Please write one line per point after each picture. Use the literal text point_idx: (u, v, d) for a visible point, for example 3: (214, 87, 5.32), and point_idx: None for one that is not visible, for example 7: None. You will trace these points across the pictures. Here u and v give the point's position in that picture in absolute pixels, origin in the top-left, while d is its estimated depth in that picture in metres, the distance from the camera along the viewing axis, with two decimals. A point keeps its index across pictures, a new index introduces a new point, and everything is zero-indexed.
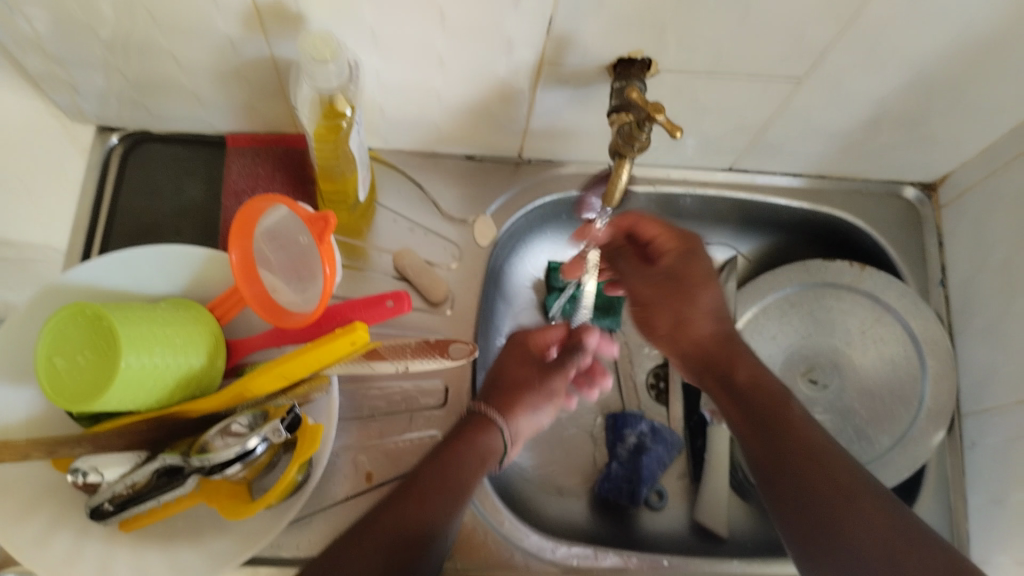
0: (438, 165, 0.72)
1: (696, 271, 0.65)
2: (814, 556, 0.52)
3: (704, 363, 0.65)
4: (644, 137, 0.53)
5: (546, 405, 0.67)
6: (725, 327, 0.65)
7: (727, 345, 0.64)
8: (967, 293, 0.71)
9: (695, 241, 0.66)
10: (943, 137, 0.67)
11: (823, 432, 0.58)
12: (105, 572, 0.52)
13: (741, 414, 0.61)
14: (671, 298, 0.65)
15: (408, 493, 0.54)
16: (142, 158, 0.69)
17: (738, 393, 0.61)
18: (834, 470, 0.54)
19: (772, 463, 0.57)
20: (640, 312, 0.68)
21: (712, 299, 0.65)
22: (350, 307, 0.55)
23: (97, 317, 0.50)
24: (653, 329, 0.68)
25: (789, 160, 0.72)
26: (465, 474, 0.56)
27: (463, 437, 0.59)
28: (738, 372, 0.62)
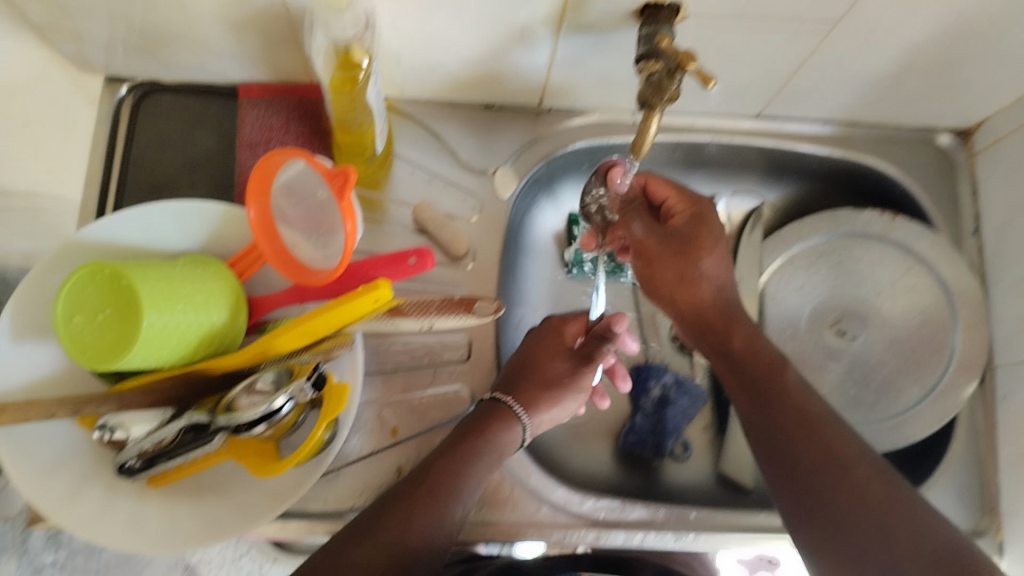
0: (456, 114, 0.70)
1: (704, 236, 0.59)
2: (806, 527, 0.51)
3: (700, 327, 0.61)
4: (674, 87, 0.49)
5: (571, 398, 0.62)
6: (726, 294, 0.61)
7: (726, 315, 0.60)
8: (1001, 241, 0.69)
9: (706, 205, 0.61)
10: (980, 83, 0.64)
11: (820, 399, 0.56)
12: (136, 526, 0.52)
13: (736, 380, 0.58)
14: (677, 256, 0.59)
15: (415, 489, 0.52)
16: (154, 109, 0.67)
17: (728, 360, 0.59)
18: (829, 439, 0.52)
19: (762, 429, 0.55)
20: (641, 267, 0.61)
21: (716, 267, 0.60)
22: (372, 265, 0.54)
23: (116, 276, 0.49)
24: (653, 287, 0.61)
25: (817, 106, 0.69)
26: (475, 473, 0.54)
27: (483, 433, 0.56)
28: (734, 338, 0.59)
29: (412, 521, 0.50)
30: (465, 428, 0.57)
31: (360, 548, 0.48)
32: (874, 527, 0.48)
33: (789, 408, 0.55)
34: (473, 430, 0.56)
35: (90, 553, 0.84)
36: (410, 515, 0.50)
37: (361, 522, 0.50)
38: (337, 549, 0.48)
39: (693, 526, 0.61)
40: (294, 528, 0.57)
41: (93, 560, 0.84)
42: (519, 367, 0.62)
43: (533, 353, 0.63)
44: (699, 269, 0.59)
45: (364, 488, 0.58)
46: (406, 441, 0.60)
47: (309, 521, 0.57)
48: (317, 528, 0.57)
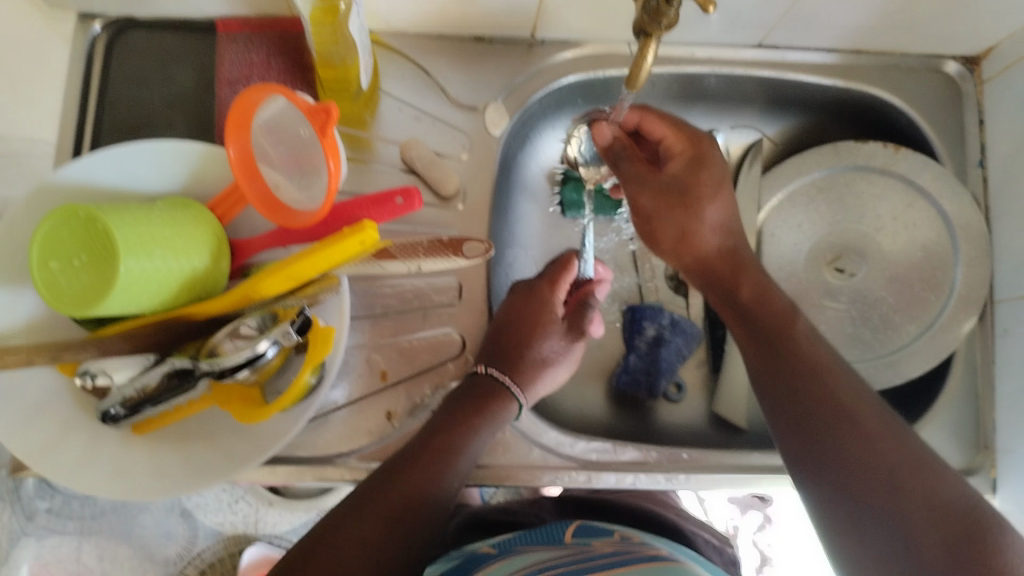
0: (445, 48, 0.67)
1: (703, 182, 0.60)
2: (812, 474, 0.50)
3: (706, 277, 0.61)
4: (672, 15, 0.46)
5: (564, 368, 0.61)
6: (732, 240, 0.61)
7: (731, 261, 0.60)
8: (1007, 174, 0.67)
9: (707, 144, 0.60)
10: (991, 6, 0.61)
11: (829, 350, 0.55)
12: (122, 474, 0.52)
13: (745, 331, 0.58)
14: (676, 210, 0.60)
15: (416, 459, 0.52)
16: (128, 47, 0.65)
17: (736, 310, 0.59)
18: (839, 388, 0.52)
19: (772, 383, 0.54)
20: (642, 223, 0.63)
21: (719, 213, 0.60)
22: (358, 206, 0.52)
23: (92, 220, 0.47)
24: (657, 243, 0.63)
25: (823, 33, 0.67)
26: (477, 443, 0.54)
27: (483, 411, 0.55)
28: (742, 287, 0.59)
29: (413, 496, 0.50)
30: (463, 399, 0.55)
31: (353, 533, 0.48)
32: (886, 483, 0.47)
33: (798, 356, 0.54)
34: (474, 403, 0.55)
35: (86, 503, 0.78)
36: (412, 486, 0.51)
37: (356, 499, 0.50)
38: (329, 531, 0.48)
39: (685, 467, 0.61)
40: (284, 473, 0.57)
41: (91, 509, 0.79)
42: (511, 331, 0.59)
43: (522, 320, 0.60)
44: (701, 218, 0.60)
45: (353, 433, 0.58)
46: (396, 384, 0.59)
47: (297, 466, 0.57)
48: (306, 472, 0.57)
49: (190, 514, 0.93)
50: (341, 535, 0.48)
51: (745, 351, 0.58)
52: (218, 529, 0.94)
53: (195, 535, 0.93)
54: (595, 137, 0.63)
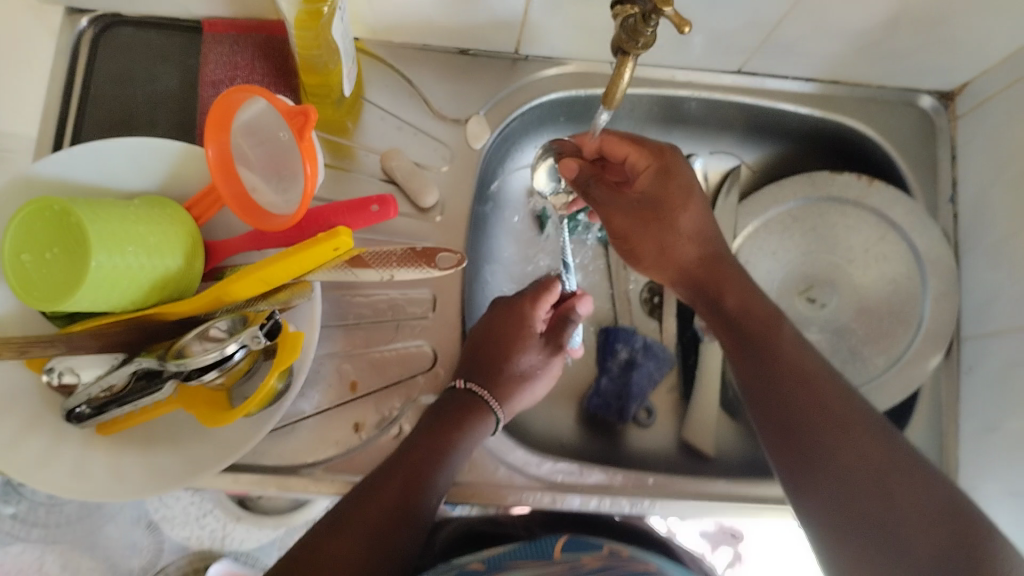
0: (430, 59, 0.68)
1: (674, 192, 0.59)
2: (803, 484, 0.51)
3: (692, 286, 0.61)
4: (649, 32, 0.47)
5: (541, 380, 0.62)
6: (712, 248, 0.61)
7: (715, 267, 0.60)
8: (977, 211, 0.68)
9: (670, 155, 0.60)
10: (967, 39, 0.63)
11: (814, 355, 0.56)
12: (81, 472, 0.51)
13: (732, 339, 0.59)
14: (652, 225, 0.59)
15: (400, 467, 0.52)
16: (114, 42, 0.64)
17: (722, 319, 0.59)
18: (826, 396, 0.53)
19: (762, 397, 0.55)
20: (620, 243, 0.61)
21: (692, 221, 0.60)
22: (333, 211, 0.52)
23: (65, 214, 0.47)
24: (638, 260, 0.62)
25: (802, 62, 0.68)
26: (456, 449, 0.54)
27: (462, 425, 0.55)
28: (727, 298, 0.59)
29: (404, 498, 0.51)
30: (441, 418, 0.55)
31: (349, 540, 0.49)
32: (877, 493, 0.48)
33: (785, 365, 0.55)
34: (453, 416, 0.55)
35: (52, 506, 0.87)
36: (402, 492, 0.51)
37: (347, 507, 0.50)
38: (330, 532, 0.49)
39: (649, 492, 0.61)
40: (246, 482, 0.56)
41: (55, 513, 0.87)
42: (487, 348, 0.60)
43: (500, 335, 0.60)
44: (677, 229, 0.59)
45: (321, 443, 0.58)
46: (365, 396, 0.59)
47: (261, 475, 0.56)
48: (270, 482, 0.56)
49: (156, 526, 0.90)
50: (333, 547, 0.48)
51: (733, 359, 0.58)
52: (185, 542, 0.90)
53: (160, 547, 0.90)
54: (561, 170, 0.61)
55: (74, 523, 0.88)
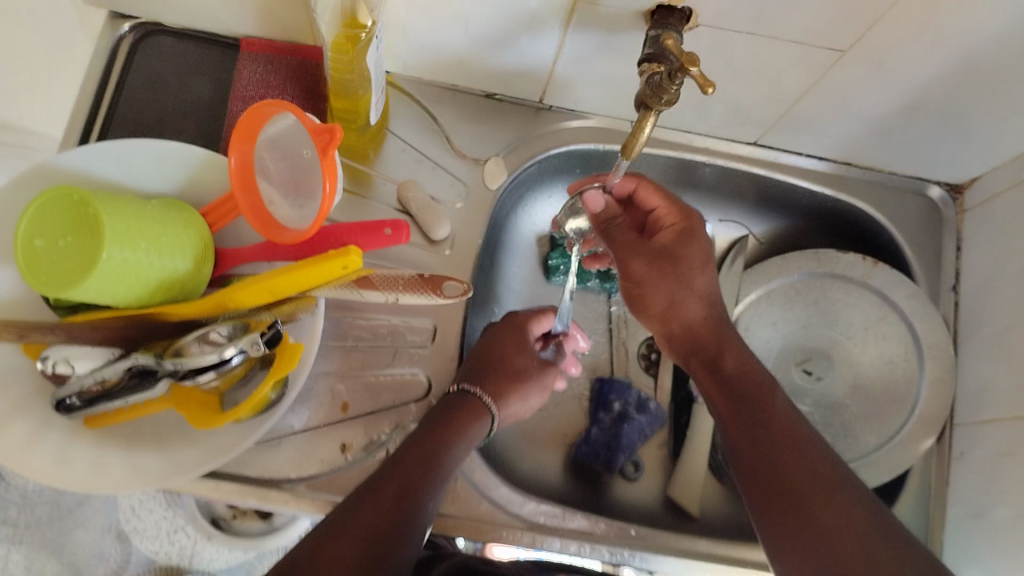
0: (456, 100, 0.70)
1: (693, 253, 0.62)
2: (793, 553, 0.50)
3: (690, 346, 0.62)
4: (673, 90, 0.49)
5: (536, 392, 0.64)
6: (716, 311, 0.62)
7: (718, 331, 0.62)
8: (978, 301, 0.68)
9: (697, 220, 0.63)
10: (980, 135, 0.64)
11: (807, 426, 0.56)
12: (63, 462, 0.51)
13: (726, 401, 0.59)
14: (667, 279, 0.61)
15: (394, 476, 0.51)
16: (152, 49, 0.66)
17: (719, 380, 0.60)
18: (818, 464, 0.53)
19: (753, 460, 0.55)
20: (630, 287, 0.63)
21: (706, 285, 0.62)
22: (347, 231, 0.53)
23: (83, 203, 0.47)
24: (645, 308, 0.63)
25: (815, 141, 0.70)
26: (449, 457, 0.53)
27: (456, 419, 0.56)
28: (726, 359, 0.60)
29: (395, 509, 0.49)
30: (439, 413, 0.56)
31: (329, 552, 0.46)
32: (863, 562, 0.47)
33: (778, 429, 0.55)
34: (449, 415, 0.56)
35: (25, 506, 0.90)
36: (395, 502, 0.49)
37: (340, 516, 0.48)
38: (315, 545, 0.46)
39: (630, 543, 0.60)
40: (226, 490, 0.56)
41: (26, 513, 0.90)
42: (489, 356, 0.61)
43: (501, 345, 0.62)
44: (691, 286, 0.61)
45: (305, 460, 0.57)
46: (355, 418, 0.59)
47: (243, 484, 0.56)
48: (250, 493, 0.56)
49: (126, 536, 0.92)
50: (332, 551, 0.46)
51: (725, 423, 0.58)
52: (152, 557, 0.92)
53: (127, 560, 0.92)
54: (587, 206, 0.64)
55: (53, 521, 0.91)
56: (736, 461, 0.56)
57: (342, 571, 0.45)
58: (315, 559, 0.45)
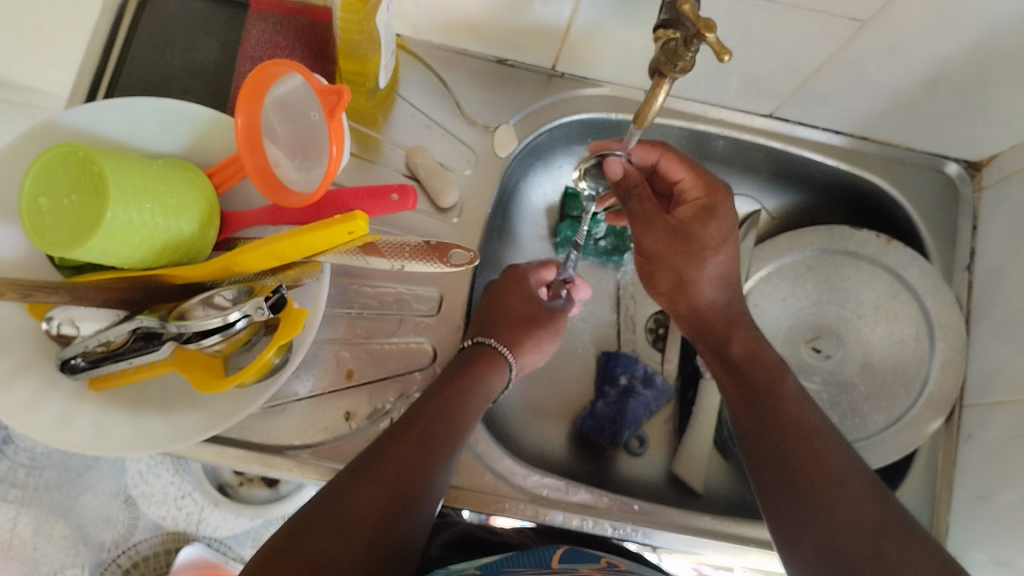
0: (467, 66, 0.68)
1: (710, 233, 0.59)
2: (795, 540, 0.50)
3: (697, 327, 0.62)
4: (689, 57, 0.48)
5: (550, 339, 0.65)
6: (729, 292, 0.61)
7: (726, 316, 0.61)
8: (992, 281, 0.67)
9: (721, 196, 0.60)
10: (1002, 113, 0.63)
11: (818, 413, 0.56)
12: (67, 424, 0.51)
13: (733, 385, 0.59)
14: (678, 256, 0.59)
15: (410, 431, 0.51)
16: (160, 7, 0.65)
17: (726, 365, 0.60)
18: (825, 452, 0.53)
19: (757, 436, 0.55)
20: (642, 260, 0.62)
21: (718, 266, 0.60)
22: (354, 196, 0.52)
23: (88, 161, 0.47)
24: (654, 283, 0.62)
25: (832, 115, 0.68)
26: (466, 411, 0.54)
27: (472, 371, 0.57)
28: (734, 343, 0.60)
29: (404, 470, 0.49)
30: (452, 368, 0.57)
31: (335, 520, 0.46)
32: (866, 547, 0.47)
33: (785, 415, 0.55)
34: (463, 369, 0.57)
35: (33, 469, 0.88)
36: (406, 459, 0.50)
37: (355, 468, 0.49)
38: (323, 508, 0.46)
39: (632, 518, 0.60)
40: (229, 456, 0.55)
41: (35, 476, 0.88)
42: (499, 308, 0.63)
43: (507, 296, 0.64)
44: (703, 267, 0.59)
45: (309, 427, 0.57)
46: (361, 385, 0.59)
47: (245, 452, 0.56)
48: (253, 460, 0.56)
49: (133, 501, 0.90)
50: (344, 505, 0.46)
51: (733, 407, 0.58)
52: (159, 522, 0.90)
53: (136, 523, 0.90)
54: (606, 171, 0.58)
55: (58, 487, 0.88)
56: (743, 446, 0.56)
57: (352, 525, 0.46)
58: (327, 510, 0.46)
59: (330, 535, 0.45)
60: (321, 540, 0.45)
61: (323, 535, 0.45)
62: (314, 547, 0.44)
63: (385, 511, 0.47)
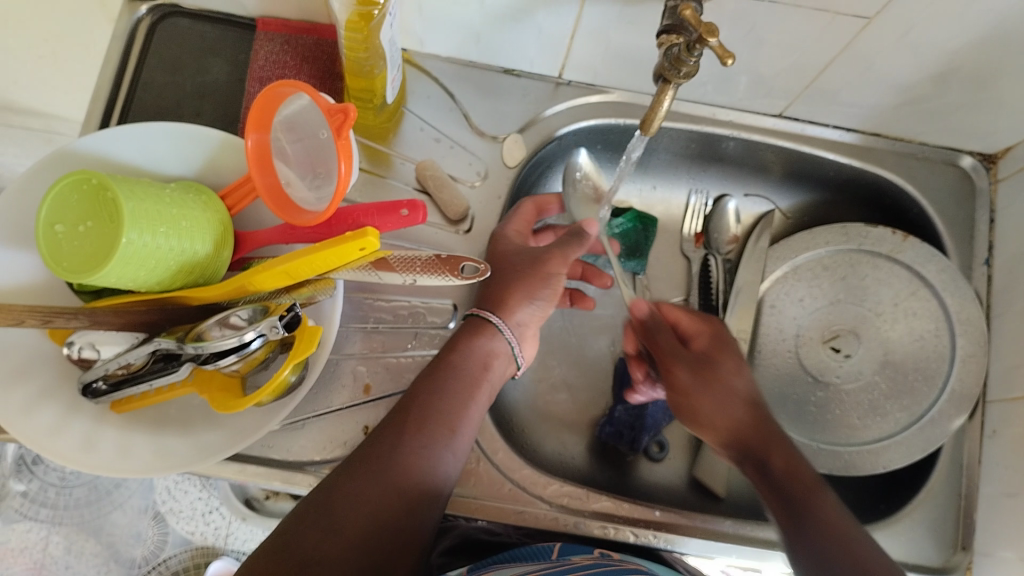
0: (474, 78, 0.69)
1: (726, 355, 0.60)
2: None
3: (743, 451, 0.56)
4: (692, 62, 0.48)
5: (540, 289, 0.59)
6: (761, 411, 0.57)
7: (764, 431, 0.56)
8: (1013, 274, 0.67)
9: (718, 325, 0.62)
10: (1014, 104, 0.62)
11: (859, 526, 0.50)
12: (90, 447, 0.51)
13: (772, 498, 0.53)
14: (711, 382, 0.58)
15: (404, 416, 0.51)
16: (169, 32, 0.66)
17: (768, 482, 0.53)
18: (867, 561, 0.47)
19: (795, 532, 0.50)
20: (681, 404, 0.59)
21: (744, 386, 0.58)
22: (363, 212, 0.52)
23: (103, 188, 0.47)
24: (695, 419, 0.58)
25: (843, 112, 0.68)
26: (459, 384, 0.53)
27: (457, 345, 0.56)
28: (776, 458, 0.54)
29: (395, 462, 0.49)
30: (441, 347, 0.56)
31: (310, 539, 0.44)
32: None
33: (825, 521, 0.50)
34: (449, 349, 0.56)
35: (62, 488, 0.90)
36: (397, 447, 0.50)
37: (353, 459, 0.49)
38: (296, 533, 0.45)
39: (654, 525, 0.60)
40: (251, 473, 0.56)
41: (64, 495, 0.90)
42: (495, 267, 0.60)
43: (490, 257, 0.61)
44: (733, 387, 0.58)
45: (328, 443, 0.57)
46: (379, 399, 0.59)
47: (267, 469, 0.56)
48: (274, 476, 0.56)
49: (162, 518, 0.89)
50: (339, 499, 0.47)
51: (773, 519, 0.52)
52: (189, 537, 0.88)
53: (165, 540, 0.89)
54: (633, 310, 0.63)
55: (83, 508, 0.90)
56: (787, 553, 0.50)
57: (344, 519, 0.46)
58: (323, 505, 0.46)
59: (320, 533, 0.45)
60: (311, 534, 0.45)
61: (315, 532, 0.45)
62: (305, 542, 0.44)
63: (378, 510, 0.47)
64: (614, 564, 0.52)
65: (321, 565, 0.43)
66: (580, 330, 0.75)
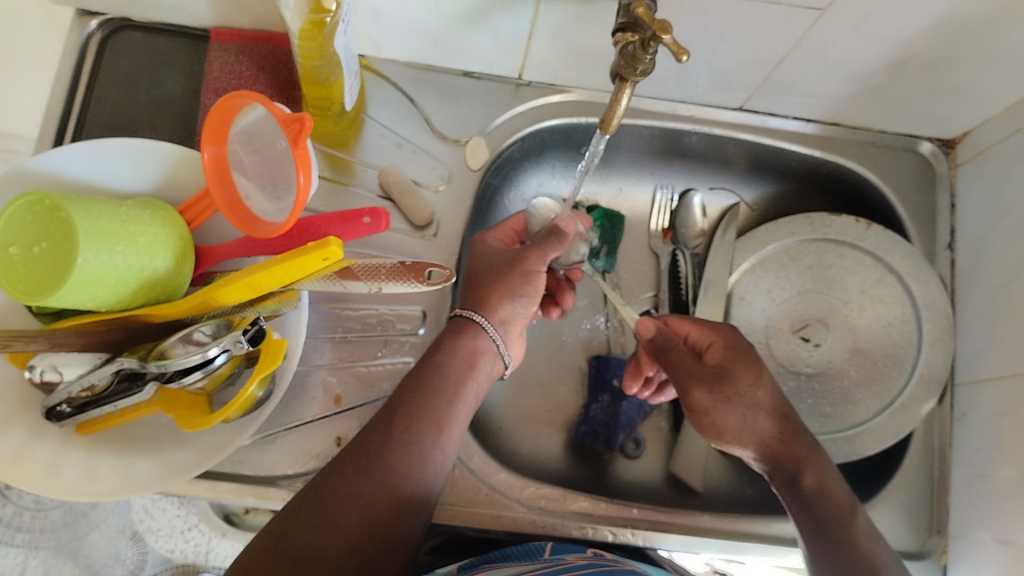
0: (434, 81, 0.68)
1: (742, 364, 0.59)
2: None
3: (773, 464, 0.58)
4: (648, 60, 0.47)
5: (520, 287, 0.58)
6: (787, 420, 0.58)
7: (791, 443, 0.57)
8: (975, 257, 0.67)
9: (732, 335, 0.62)
10: (968, 88, 0.63)
11: (886, 549, 0.54)
12: (56, 471, 0.51)
13: (802, 520, 0.55)
14: (730, 398, 0.58)
15: (392, 414, 0.51)
16: (122, 46, 0.65)
17: (797, 500, 0.56)
18: None
19: (824, 555, 0.53)
20: (701, 421, 0.60)
21: (763, 397, 0.58)
22: (327, 222, 0.51)
23: (56, 208, 0.46)
24: (719, 432, 0.59)
25: (802, 103, 0.68)
26: (445, 383, 0.53)
27: (442, 346, 0.55)
28: (806, 474, 0.56)
29: (383, 459, 0.49)
30: (428, 349, 0.56)
31: (300, 537, 0.45)
32: None
33: (855, 549, 0.53)
34: (434, 350, 0.55)
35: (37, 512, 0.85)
36: (386, 446, 0.49)
37: (341, 457, 0.49)
38: (288, 528, 0.45)
39: (633, 523, 0.60)
40: (222, 490, 0.55)
41: (40, 518, 0.85)
42: (477, 273, 0.60)
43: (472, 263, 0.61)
44: (752, 399, 0.58)
45: (301, 456, 0.57)
46: (350, 410, 0.58)
47: (239, 485, 0.56)
48: (246, 492, 0.56)
49: (141, 537, 0.86)
50: (329, 497, 0.47)
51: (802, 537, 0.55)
52: (168, 556, 0.85)
53: (144, 561, 0.86)
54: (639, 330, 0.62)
55: (63, 528, 0.85)
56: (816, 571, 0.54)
57: (335, 517, 0.46)
58: (313, 503, 0.46)
59: (313, 531, 0.45)
60: (304, 533, 0.45)
61: (307, 530, 0.45)
62: (298, 540, 0.44)
63: (368, 508, 0.47)
64: (608, 565, 0.51)
65: (315, 562, 0.44)
66: (552, 330, 0.75)
